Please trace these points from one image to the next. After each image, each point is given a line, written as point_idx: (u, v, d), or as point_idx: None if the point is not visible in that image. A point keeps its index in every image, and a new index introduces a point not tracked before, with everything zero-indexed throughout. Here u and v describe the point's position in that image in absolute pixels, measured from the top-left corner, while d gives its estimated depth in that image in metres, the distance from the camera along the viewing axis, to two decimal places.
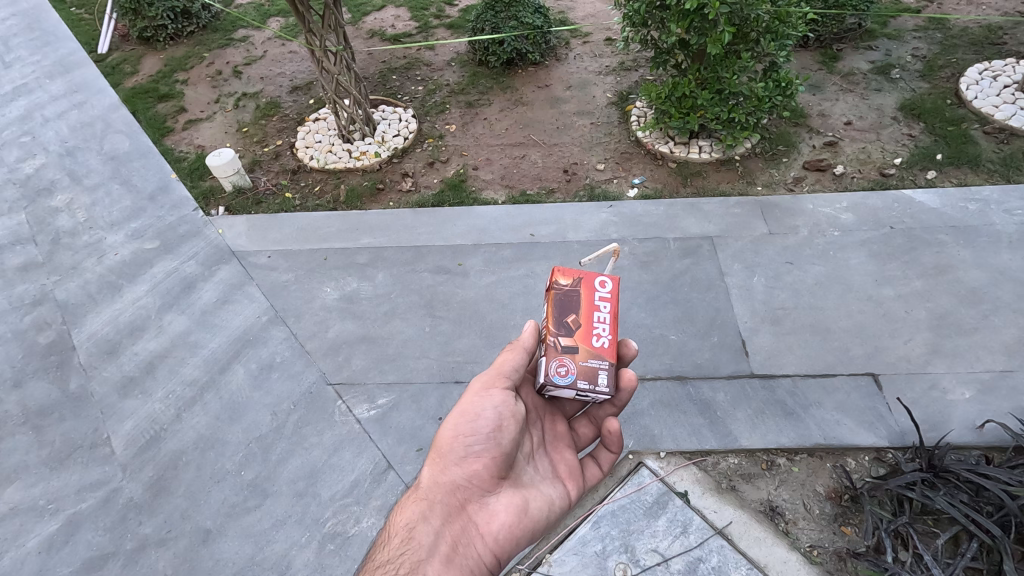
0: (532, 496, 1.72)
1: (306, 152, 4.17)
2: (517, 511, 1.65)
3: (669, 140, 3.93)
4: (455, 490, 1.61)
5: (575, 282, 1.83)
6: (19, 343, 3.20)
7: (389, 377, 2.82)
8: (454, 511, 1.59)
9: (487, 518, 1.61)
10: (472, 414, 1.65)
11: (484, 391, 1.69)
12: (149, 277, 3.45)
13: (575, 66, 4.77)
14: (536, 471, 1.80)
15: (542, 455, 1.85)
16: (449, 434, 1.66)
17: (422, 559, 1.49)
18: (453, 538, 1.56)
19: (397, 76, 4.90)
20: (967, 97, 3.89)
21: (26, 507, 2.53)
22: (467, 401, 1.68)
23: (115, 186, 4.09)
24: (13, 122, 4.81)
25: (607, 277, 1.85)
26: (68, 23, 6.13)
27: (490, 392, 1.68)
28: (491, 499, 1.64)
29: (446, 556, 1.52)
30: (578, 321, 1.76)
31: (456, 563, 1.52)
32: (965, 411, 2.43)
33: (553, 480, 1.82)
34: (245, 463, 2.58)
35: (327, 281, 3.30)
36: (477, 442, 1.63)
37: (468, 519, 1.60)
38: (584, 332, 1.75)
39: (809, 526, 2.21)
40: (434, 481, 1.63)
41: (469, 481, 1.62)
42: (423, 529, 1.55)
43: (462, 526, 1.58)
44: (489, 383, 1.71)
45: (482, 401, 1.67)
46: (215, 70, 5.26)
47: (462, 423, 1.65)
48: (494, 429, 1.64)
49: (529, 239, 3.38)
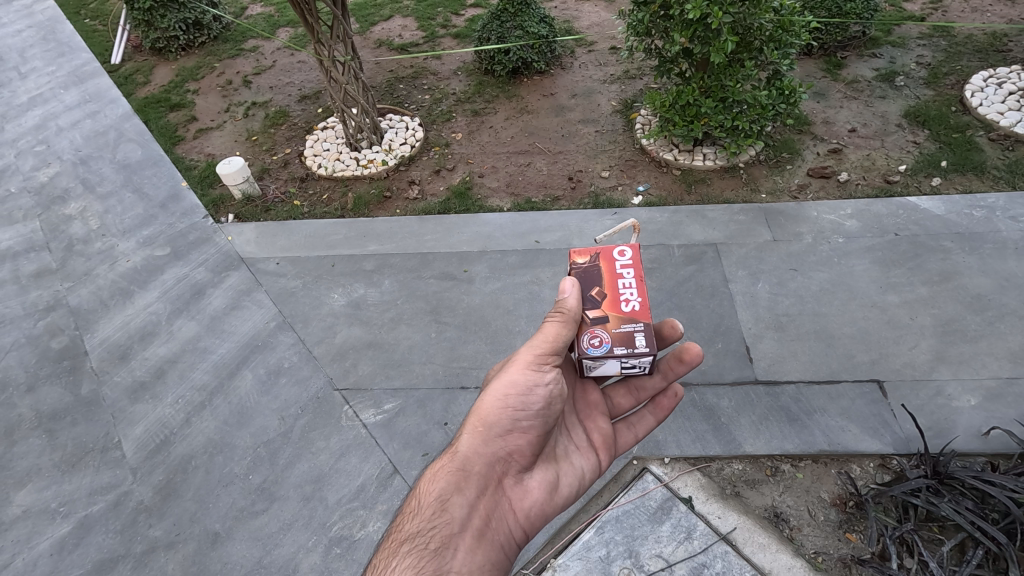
0: (564, 472, 1.73)
1: (314, 160, 4.23)
2: (548, 487, 1.66)
3: (673, 148, 3.96)
4: (493, 464, 1.55)
5: (592, 259, 1.77)
6: (33, 348, 3.25)
7: (395, 383, 2.85)
8: (490, 485, 1.54)
9: (521, 494, 1.59)
10: (522, 389, 1.59)
11: (537, 366, 1.60)
12: (160, 283, 3.51)
13: (580, 74, 4.82)
14: (568, 443, 1.81)
15: (576, 425, 1.86)
16: (496, 405, 1.58)
17: (454, 534, 1.44)
18: (487, 513, 1.51)
19: (404, 85, 4.96)
20: (971, 104, 3.90)
21: (38, 509, 2.57)
22: (519, 372, 1.59)
23: (127, 194, 4.16)
24: (28, 131, 4.90)
25: (625, 246, 1.77)
26: (83, 35, 6.25)
27: (544, 368, 1.61)
28: (525, 476, 1.63)
29: (478, 532, 1.47)
30: (602, 293, 1.70)
31: (488, 540, 1.48)
32: (970, 418, 2.43)
33: (587, 451, 1.83)
34: (253, 466, 2.61)
35: (334, 287, 3.34)
36: (525, 417, 1.58)
37: (502, 494, 1.56)
38: (611, 301, 1.69)
39: (814, 533, 2.21)
40: (473, 452, 1.55)
41: (509, 458, 1.58)
42: (457, 503, 1.48)
43: (495, 502, 1.54)
44: (542, 357, 1.61)
45: (534, 377, 1.59)
46: (226, 80, 5.35)
47: (512, 398, 1.58)
48: (542, 407, 1.59)
49: (534, 246, 3.41)
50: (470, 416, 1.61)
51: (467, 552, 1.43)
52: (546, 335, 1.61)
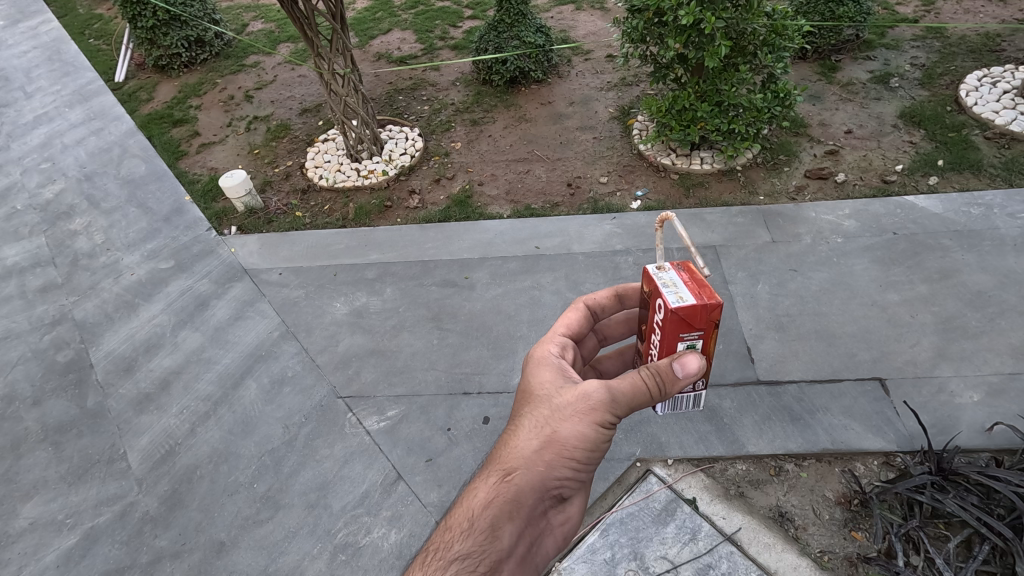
0: (590, 478, 1.66)
1: (316, 172, 4.27)
2: (581, 505, 1.60)
3: (671, 153, 3.99)
4: (545, 498, 1.44)
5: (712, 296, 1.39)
6: (39, 362, 3.28)
7: (398, 390, 2.86)
8: (537, 514, 1.46)
9: (560, 517, 1.53)
10: (594, 445, 1.41)
11: (610, 424, 1.41)
12: (164, 295, 3.54)
13: (577, 83, 4.87)
14: None
15: None
16: (564, 447, 1.39)
17: (501, 561, 1.38)
18: (530, 539, 1.45)
19: (404, 97, 5.02)
20: (966, 104, 3.93)
21: (45, 521, 2.58)
22: (592, 428, 1.39)
23: (131, 208, 4.21)
24: (34, 149, 4.97)
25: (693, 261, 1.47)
26: (87, 54, 6.35)
27: (613, 424, 1.42)
28: (566, 498, 1.54)
29: (519, 556, 1.43)
30: None
31: (526, 562, 1.45)
32: (973, 414, 2.43)
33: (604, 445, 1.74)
34: (257, 476, 2.62)
35: (336, 296, 3.36)
36: (583, 465, 1.44)
37: (546, 519, 1.49)
38: None
39: (819, 532, 2.20)
40: (531, 487, 1.40)
41: (560, 492, 1.46)
42: (506, 531, 1.39)
43: (540, 527, 1.48)
44: (620, 415, 1.40)
45: (608, 428, 1.41)
46: (228, 95, 5.42)
47: (582, 447, 1.39)
48: (604, 452, 1.45)
49: (534, 252, 3.44)
50: (528, 440, 1.41)
51: None
52: (633, 390, 1.37)
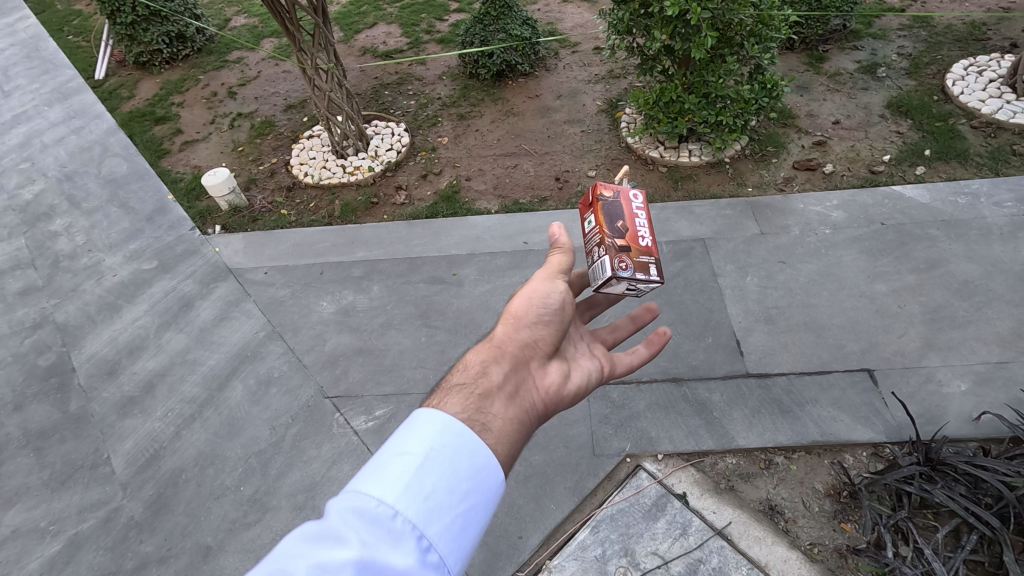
0: (579, 368, 1.58)
1: (301, 169, 4.21)
2: (571, 379, 1.50)
3: (659, 145, 3.96)
4: (521, 345, 1.39)
5: (614, 195, 1.82)
6: (19, 366, 3.22)
7: (386, 389, 2.83)
8: (522, 364, 1.38)
9: (548, 376, 1.43)
10: (535, 301, 1.46)
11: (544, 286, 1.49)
12: (147, 296, 3.48)
13: (565, 75, 4.83)
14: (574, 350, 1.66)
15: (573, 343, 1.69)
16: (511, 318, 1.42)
17: (492, 392, 1.28)
18: (520, 381, 1.35)
19: (390, 92, 4.96)
20: (953, 93, 3.93)
21: (27, 529, 2.53)
22: (527, 295, 1.46)
23: (113, 208, 4.14)
24: (13, 148, 4.88)
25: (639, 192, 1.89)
26: (66, 51, 6.23)
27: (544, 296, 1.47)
28: (550, 365, 1.47)
29: (512, 391, 1.31)
30: (625, 224, 1.75)
31: (522, 399, 1.32)
32: (961, 404, 2.43)
33: (593, 356, 1.68)
34: (244, 478, 2.58)
35: (323, 295, 3.33)
36: (539, 325, 1.43)
37: (532, 372, 1.40)
38: (631, 234, 1.74)
39: (809, 524, 2.20)
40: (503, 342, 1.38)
41: (534, 350, 1.42)
42: (493, 372, 1.32)
43: (528, 375, 1.38)
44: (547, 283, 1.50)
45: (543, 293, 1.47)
46: (210, 92, 5.33)
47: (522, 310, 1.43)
48: (557, 313, 1.46)
49: (522, 247, 3.41)
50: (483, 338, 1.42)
51: (505, 408, 1.26)
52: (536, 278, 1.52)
